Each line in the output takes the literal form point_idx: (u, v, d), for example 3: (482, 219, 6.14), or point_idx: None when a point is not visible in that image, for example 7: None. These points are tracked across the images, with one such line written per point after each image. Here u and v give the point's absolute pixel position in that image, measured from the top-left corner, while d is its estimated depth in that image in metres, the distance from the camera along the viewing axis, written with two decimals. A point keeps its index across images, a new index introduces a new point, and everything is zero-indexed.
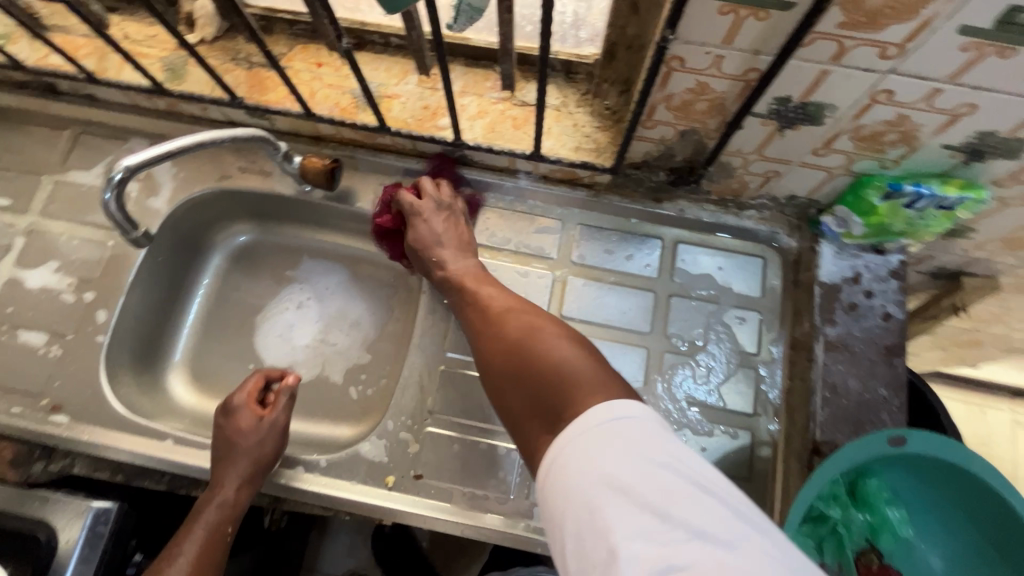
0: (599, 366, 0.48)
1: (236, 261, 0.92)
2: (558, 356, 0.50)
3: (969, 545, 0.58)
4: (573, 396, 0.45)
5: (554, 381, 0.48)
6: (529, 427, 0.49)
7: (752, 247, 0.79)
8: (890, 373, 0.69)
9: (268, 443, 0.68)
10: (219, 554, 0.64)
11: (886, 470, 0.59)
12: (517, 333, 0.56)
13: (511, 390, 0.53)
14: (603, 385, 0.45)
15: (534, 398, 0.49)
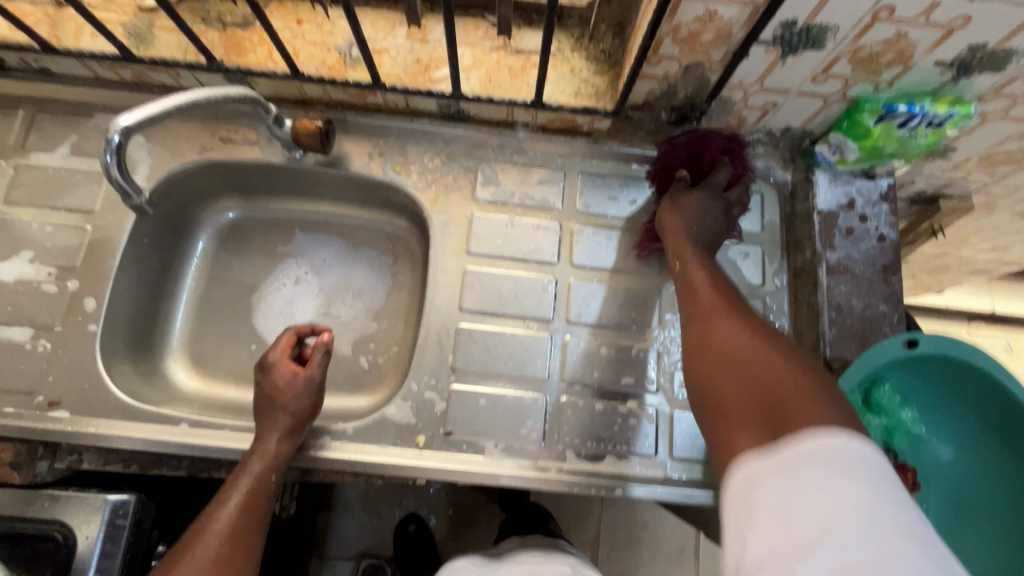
0: (821, 388, 0.45)
1: (228, 240, 0.88)
2: (773, 357, 0.48)
3: (976, 433, 0.63)
4: (804, 406, 0.42)
5: (762, 386, 0.46)
6: (729, 414, 0.46)
7: (749, 183, 0.80)
8: (888, 290, 0.73)
9: (304, 396, 0.68)
10: (266, 503, 0.64)
11: (897, 375, 0.62)
12: (729, 333, 0.52)
13: (710, 377, 0.50)
14: (818, 404, 0.42)
15: (745, 393, 0.47)
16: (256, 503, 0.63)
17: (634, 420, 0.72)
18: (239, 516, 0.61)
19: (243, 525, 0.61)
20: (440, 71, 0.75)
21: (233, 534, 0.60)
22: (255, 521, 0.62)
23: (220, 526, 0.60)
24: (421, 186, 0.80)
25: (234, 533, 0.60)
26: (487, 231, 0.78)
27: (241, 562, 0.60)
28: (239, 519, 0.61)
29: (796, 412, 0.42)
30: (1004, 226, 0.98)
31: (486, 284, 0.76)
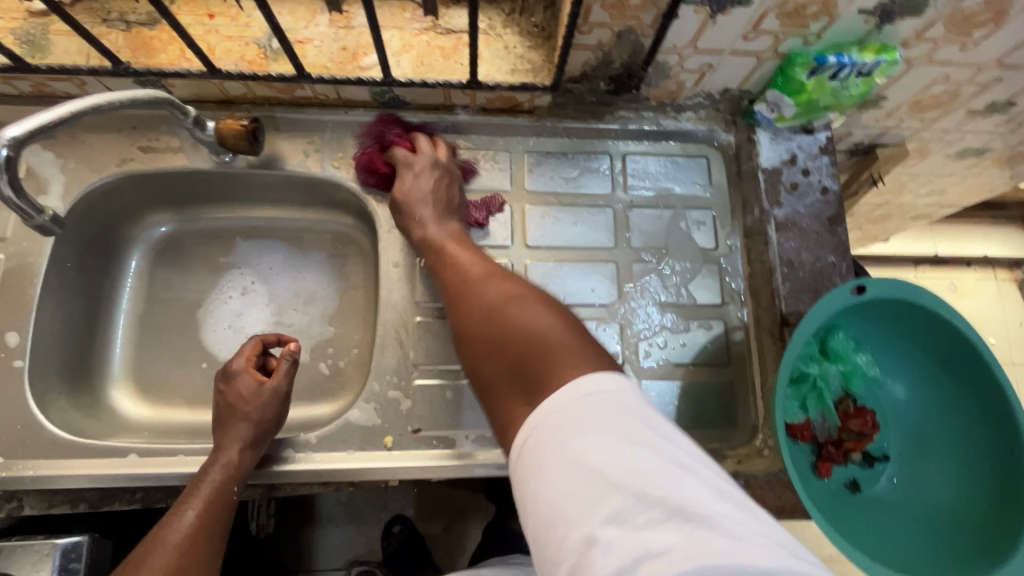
0: (563, 326, 0.52)
1: (163, 256, 0.83)
2: (533, 324, 0.53)
3: (929, 368, 0.64)
4: (552, 362, 0.48)
5: (524, 347, 0.52)
6: (500, 389, 0.53)
7: (695, 150, 0.81)
8: (835, 241, 0.74)
9: (268, 404, 0.66)
10: (227, 514, 0.60)
11: (847, 321, 0.64)
12: (480, 305, 0.59)
13: (485, 357, 0.56)
14: (577, 351, 0.49)
15: (505, 358, 0.53)
16: (217, 513, 0.60)
17: None
18: (198, 528, 0.58)
19: (202, 537, 0.58)
20: (369, 57, 0.71)
21: (190, 546, 0.57)
22: (216, 532, 0.59)
23: (178, 537, 0.56)
24: (363, 180, 0.77)
25: (195, 544, 0.57)
26: None
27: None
28: (198, 530, 0.58)
29: (550, 369, 0.48)
30: (939, 169, 1.01)
31: (440, 274, 0.74)
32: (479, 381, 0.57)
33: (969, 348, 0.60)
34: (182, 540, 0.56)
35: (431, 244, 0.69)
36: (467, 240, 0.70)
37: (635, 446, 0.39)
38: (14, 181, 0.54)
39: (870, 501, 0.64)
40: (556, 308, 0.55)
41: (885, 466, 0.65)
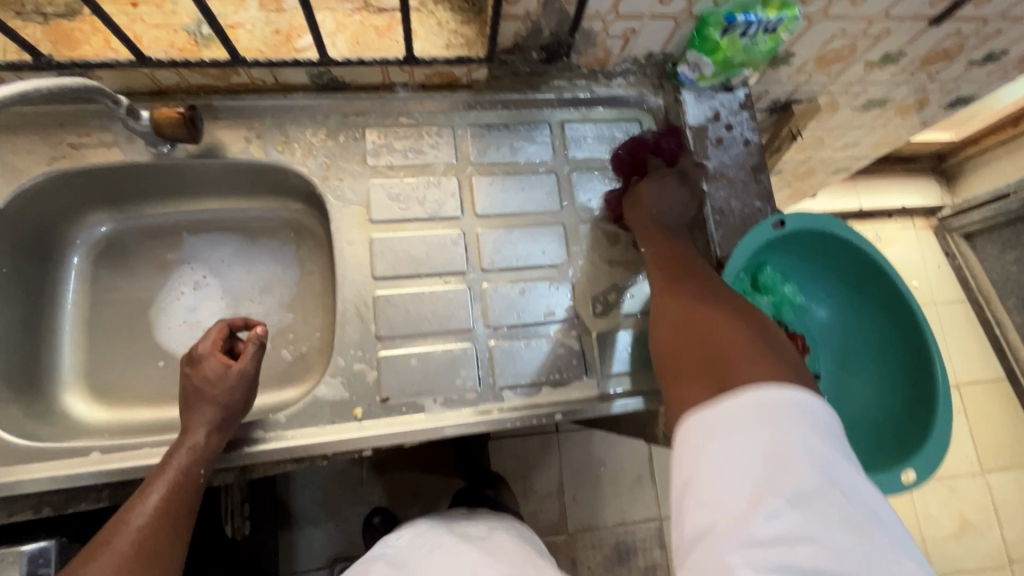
0: (749, 342, 0.53)
1: (105, 256, 0.82)
2: (726, 319, 0.57)
3: (844, 290, 0.71)
4: (738, 368, 0.51)
5: (712, 345, 0.55)
6: (677, 373, 0.57)
7: (628, 113, 0.86)
8: (760, 187, 0.81)
9: (235, 386, 0.66)
10: (192, 497, 0.61)
11: (772, 255, 0.70)
12: (679, 305, 0.62)
13: (675, 338, 0.59)
14: (759, 353, 0.51)
15: (699, 352, 0.56)
16: (181, 497, 0.60)
17: (561, 348, 0.76)
18: (162, 510, 0.58)
19: (166, 520, 0.58)
20: (303, 39, 0.72)
21: (154, 529, 0.57)
22: (181, 514, 0.60)
23: (141, 520, 0.57)
24: (309, 163, 0.77)
25: (159, 526, 0.58)
26: (386, 197, 0.78)
27: (162, 558, 0.57)
28: (161, 513, 0.58)
29: (736, 369, 0.51)
30: (850, 122, 1.10)
31: (395, 247, 0.76)
32: (664, 364, 0.60)
33: (876, 268, 0.68)
34: (145, 523, 0.57)
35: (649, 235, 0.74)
36: (666, 232, 0.74)
37: (807, 443, 0.45)
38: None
39: None
40: (750, 320, 0.57)
41: (817, 387, 0.70)
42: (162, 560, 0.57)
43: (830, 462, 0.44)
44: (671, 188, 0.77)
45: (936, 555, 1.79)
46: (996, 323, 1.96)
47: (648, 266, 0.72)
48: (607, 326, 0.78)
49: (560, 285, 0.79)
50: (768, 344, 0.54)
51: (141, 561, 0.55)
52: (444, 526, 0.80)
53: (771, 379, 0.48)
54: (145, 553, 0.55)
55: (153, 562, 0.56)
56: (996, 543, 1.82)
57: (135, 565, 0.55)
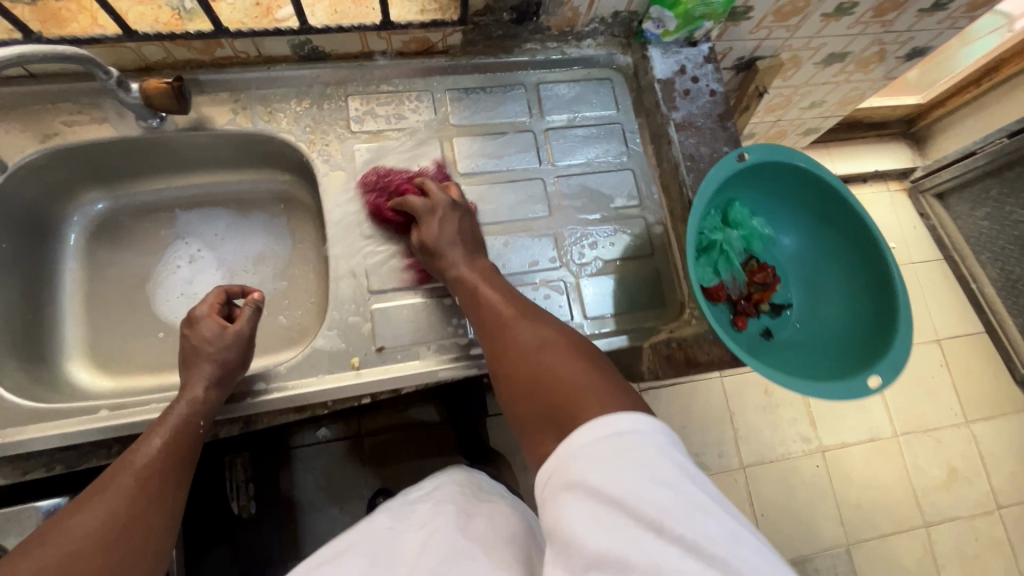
0: (596, 374, 0.53)
1: (101, 233, 0.84)
2: (564, 359, 0.56)
3: (811, 222, 0.75)
4: (576, 406, 0.50)
5: (554, 396, 0.52)
6: (531, 435, 0.54)
7: (598, 73, 0.90)
8: (728, 134, 0.85)
9: (233, 345, 0.69)
10: (190, 446, 0.65)
11: (740, 190, 0.74)
12: (521, 341, 0.59)
13: (517, 397, 0.57)
14: (602, 388, 0.51)
15: (540, 404, 0.53)
16: (184, 441, 0.64)
17: (546, 294, 0.79)
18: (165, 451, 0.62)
19: (167, 463, 0.62)
20: (283, 10, 0.75)
21: (158, 468, 0.61)
22: (179, 461, 0.63)
23: (145, 460, 0.60)
24: (295, 131, 0.80)
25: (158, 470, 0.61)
26: (371, 160, 0.81)
27: (166, 494, 0.61)
28: (165, 454, 0.62)
29: (577, 402, 0.50)
30: (813, 79, 1.15)
31: (381, 207, 0.79)
32: (514, 416, 0.57)
33: (839, 200, 0.71)
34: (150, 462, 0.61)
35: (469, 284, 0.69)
36: (491, 275, 0.70)
37: (629, 465, 0.43)
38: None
39: (785, 342, 0.74)
40: (584, 353, 0.56)
41: (791, 312, 0.75)
42: (167, 496, 0.61)
43: (662, 480, 0.42)
44: (455, 221, 0.72)
45: (927, 505, 1.84)
46: (972, 279, 2.02)
47: (472, 313, 0.67)
48: (590, 272, 0.82)
49: (543, 236, 0.82)
50: (607, 366, 0.55)
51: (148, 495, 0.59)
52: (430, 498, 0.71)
53: (628, 403, 0.48)
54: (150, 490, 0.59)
55: (158, 497, 0.60)
56: (985, 490, 1.88)
57: (140, 498, 0.58)
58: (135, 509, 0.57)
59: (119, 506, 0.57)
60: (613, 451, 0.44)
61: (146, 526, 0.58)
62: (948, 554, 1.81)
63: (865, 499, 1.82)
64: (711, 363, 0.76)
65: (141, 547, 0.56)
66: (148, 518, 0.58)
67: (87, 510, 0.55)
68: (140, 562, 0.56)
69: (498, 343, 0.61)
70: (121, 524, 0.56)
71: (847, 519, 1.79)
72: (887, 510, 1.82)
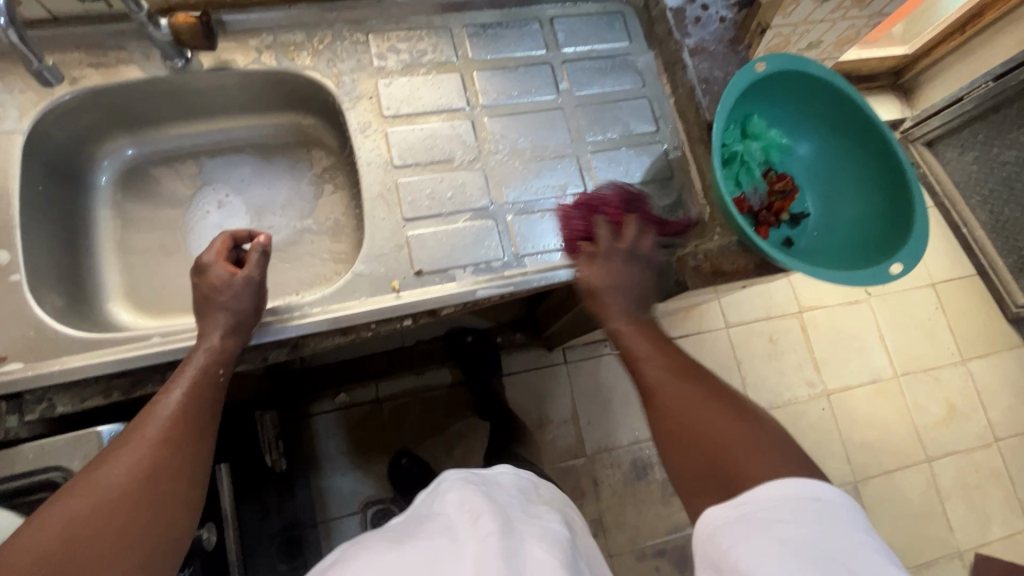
0: (760, 436, 0.55)
1: (131, 180, 0.85)
2: (721, 419, 0.57)
3: (826, 125, 0.78)
4: (746, 467, 0.53)
5: (715, 466, 0.55)
6: (690, 489, 0.56)
7: (611, 6, 0.93)
8: (738, 58, 0.88)
9: (241, 292, 0.68)
10: (213, 391, 0.64)
11: (756, 101, 0.77)
12: (680, 399, 0.60)
13: (678, 450, 0.58)
14: (773, 458, 0.54)
15: (693, 459, 0.56)
16: (204, 389, 0.63)
17: (573, 217, 0.82)
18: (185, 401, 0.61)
19: (191, 408, 0.61)
20: None
21: (179, 423, 0.60)
22: (203, 406, 0.63)
23: (165, 411, 0.60)
24: (319, 69, 0.82)
25: (185, 414, 0.61)
26: (395, 95, 0.83)
27: (187, 445, 0.59)
28: (184, 403, 0.61)
29: (744, 473, 0.53)
30: (812, 16, 1.18)
31: (409, 139, 0.81)
32: (673, 477, 0.59)
33: (851, 100, 0.74)
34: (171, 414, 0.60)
35: (609, 338, 0.69)
36: (653, 329, 0.68)
37: (823, 517, 0.48)
38: (12, 21, 0.59)
39: (804, 249, 0.77)
40: (743, 410, 0.59)
41: (809, 218, 0.80)
42: (189, 446, 0.60)
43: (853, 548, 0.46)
44: (619, 270, 0.70)
45: (929, 441, 1.91)
46: (963, 223, 2.08)
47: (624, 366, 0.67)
48: None
49: (566, 162, 0.85)
50: (757, 419, 0.58)
51: (169, 449, 0.58)
52: (477, 484, 0.66)
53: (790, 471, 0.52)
54: (171, 444, 0.58)
55: (180, 449, 0.59)
56: (982, 425, 1.95)
57: (160, 451, 0.57)
58: (157, 463, 0.56)
59: (140, 461, 0.56)
60: (819, 513, 0.48)
61: (171, 478, 0.57)
62: (951, 487, 1.88)
63: (870, 439, 1.88)
64: (736, 273, 0.78)
65: (170, 497, 0.56)
66: (171, 470, 0.57)
67: (108, 465, 0.55)
68: (168, 512, 0.55)
69: (663, 408, 0.61)
70: (143, 478, 0.55)
71: (854, 457, 1.86)
72: (891, 448, 1.88)
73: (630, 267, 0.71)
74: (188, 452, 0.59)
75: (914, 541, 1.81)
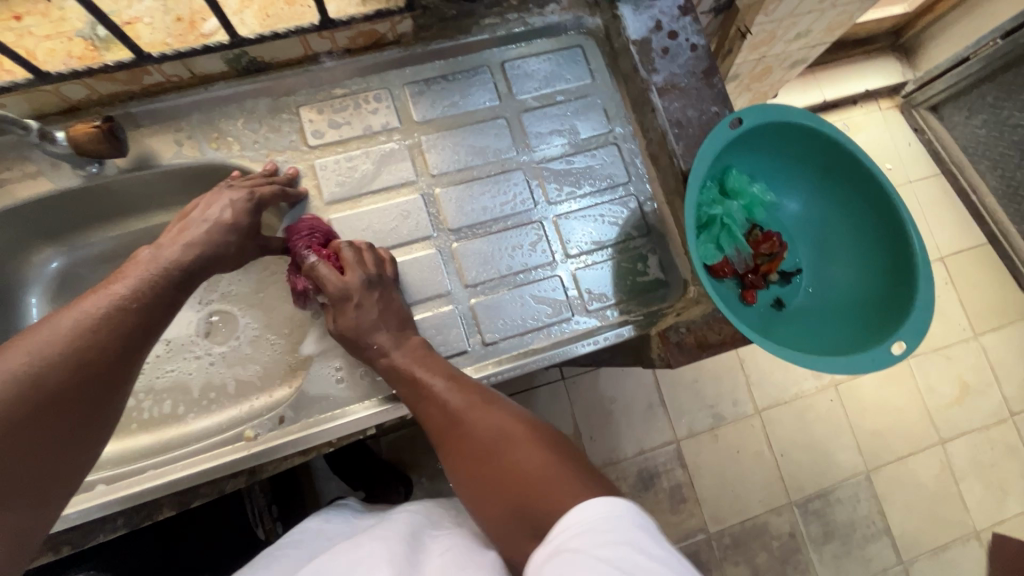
0: (555, 462, 0.55)
1: (65, 291, 0.79)
2: (537, 454, 0.56)
3: (810, 177, 0.71)
4: (551, 501, 0.50)
5: (527, 489, 0.53)
6: (513, 537, 0.53)
7: (567, 40, 0.83)
8: (714, 91, 0.78)
9: (212, 232, 0.66)
10: (163, 293, 0.59)
11: (738, 157, 0.69)
12: (485, 428, 0.60)
13: (486, 489, 0.57)
14: (571, 478, 0.52)
15: (507, 500, 0.54)
16: (117, 328, 0.53)
17: (541, 292, 0.75)
18: (81, 338, 0.50)
19: (136, 303, 0.56)
20: (208, 22, 0.68)
21: (75, 366, 0.49)
22: (151, 307, 0.57)
23: (108, 301, 0.54)
24: (249, 153, 0.74)
25: (129, 306, 0.55)
26: (338, 175, 0.75)
27: (132, 350, 0.53)
28: (101, 322, 0.52)
29: (556, 499, 0.50)
30: (799, 9, 1.06)
31: (358, 227, 0.74)
32: (485, 520, 0.57)
33: (841, 153, 0.66)
34: (62, 348, 0.48)
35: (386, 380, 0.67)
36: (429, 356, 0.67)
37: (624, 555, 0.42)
38: None
39: (799, 310, 0.71)
40: (586, 471, 0.54)
41: (799, 277, 0.72)
42: (131, 347, 0.53)
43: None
44: None
45: (942, 422, 1.68)
46: (972, 190, 1.80)
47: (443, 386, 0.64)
48: (584, 262, 0.77)
49: (530, 228, 0.77)
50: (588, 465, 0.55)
51: (60, 392, 0.47)
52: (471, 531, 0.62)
53: (583, 492, 0.50)
54: (61, 388, 0.47)
55: (71, 396, 0.48)
56: (1000, 400, 1.72)
57: (108, 332, 0.52)
58: (48, 396, 0.46)
59: (10, 394, 0.44)
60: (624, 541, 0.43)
61: (55, 423, 0.46)
62: (965, 467, 1.66)
63: (882, 427, 1.66)
64: (724, 342, 0.72)
65: (94, 394, 0.49)
66: (55, 416, 0.46)
67: (69, 320, 0.51)
68: (43, 464, 0.46)
69: (453, 437, 0.61)
70: (90, 357, 0.50)
71: (865, 445, 1.63)
72: (903, 433, 1.66)
73: None
74: (88, 397, 0.49)
75: (930, 525, 1.61)
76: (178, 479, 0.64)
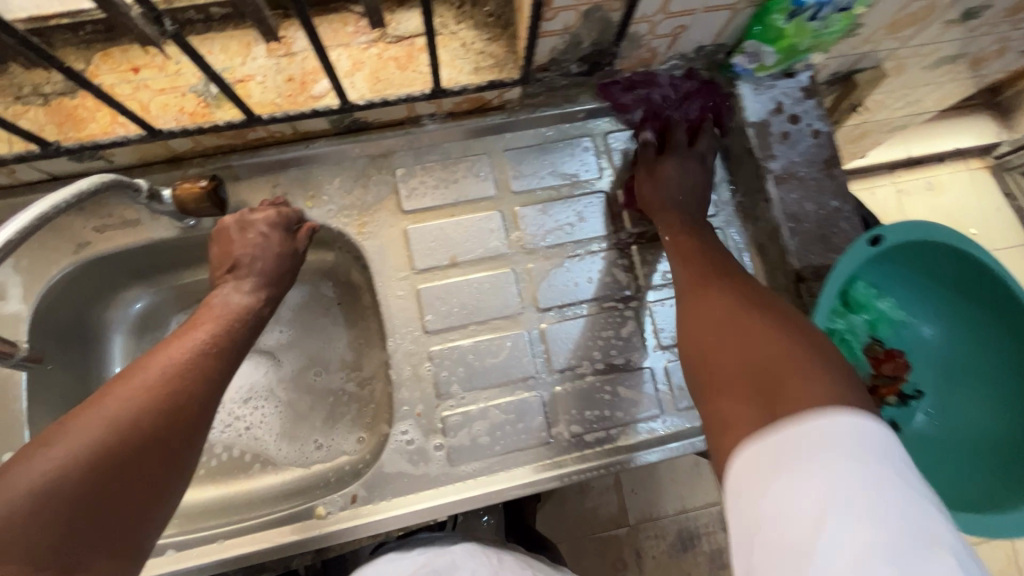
0: (803, 351, 0.42)
1: (146, 333, 0.78)
2: (758, 339, 0.45)
3: (943, 298, 0.67)
4: (798, 386, 0.39)
5: (755, 370, 0.42)
6: (723, 402, 0.42)
7: (675, 112, 0.78)
8: (835, 184, 0.72)
9: None
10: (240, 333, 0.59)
11: (870, 269, 0.66)
12: (715, 311, 0.50)
13: (713, 369, 0.46)
14: (818, 365, 0.41)
15: (732, 372, 0.44)
16: (204, 369, 0.52)
17: (630, 384, 0.71)
18: (174, 381, 0.50)
19: (220, 344, 0.56)
20: (320, 83, 0.66)
21: (169, 407, 0.48)
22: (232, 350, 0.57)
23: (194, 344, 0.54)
24: (343, 214, 0.72)
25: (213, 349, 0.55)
26: (430, 243, 0.72)
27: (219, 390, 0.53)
28: (190, 363, 0.52)
29: (797, 394, 0.38)
30: (915, 82, 0.98)
31: (448, 300, 0.71)
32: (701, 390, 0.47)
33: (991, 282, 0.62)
34: (169, 385, 0.49)
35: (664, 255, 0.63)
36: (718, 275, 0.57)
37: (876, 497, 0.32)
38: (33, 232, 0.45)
39: (909, 437, 0.66)
40: (807, 339, 0.44)
41: (918, 402, 0.67)
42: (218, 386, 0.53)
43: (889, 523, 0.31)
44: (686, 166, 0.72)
45: None
46: None
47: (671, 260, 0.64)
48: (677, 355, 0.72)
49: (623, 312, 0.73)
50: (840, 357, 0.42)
51: (145, 444, 0.46)
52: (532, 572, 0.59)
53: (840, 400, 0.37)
54: (151, 440, 0.46)
55: (172, 435, 0.48)
56: None
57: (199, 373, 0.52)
58: (150, 439, 0.46)
59: (124, 430, 0.45)
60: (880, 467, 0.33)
61: (141, 478, 0.45)
62: None
63: None
64: None
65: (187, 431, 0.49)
66: (142, 474, 0.45)
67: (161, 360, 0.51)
68: (143, 503, 0.45)
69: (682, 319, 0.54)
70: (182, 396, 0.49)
71: None
72: None
73: (684, 168, 0.72)
74: (174, 446, 0.47)
75: None
76: (245, 554, 0.63)
